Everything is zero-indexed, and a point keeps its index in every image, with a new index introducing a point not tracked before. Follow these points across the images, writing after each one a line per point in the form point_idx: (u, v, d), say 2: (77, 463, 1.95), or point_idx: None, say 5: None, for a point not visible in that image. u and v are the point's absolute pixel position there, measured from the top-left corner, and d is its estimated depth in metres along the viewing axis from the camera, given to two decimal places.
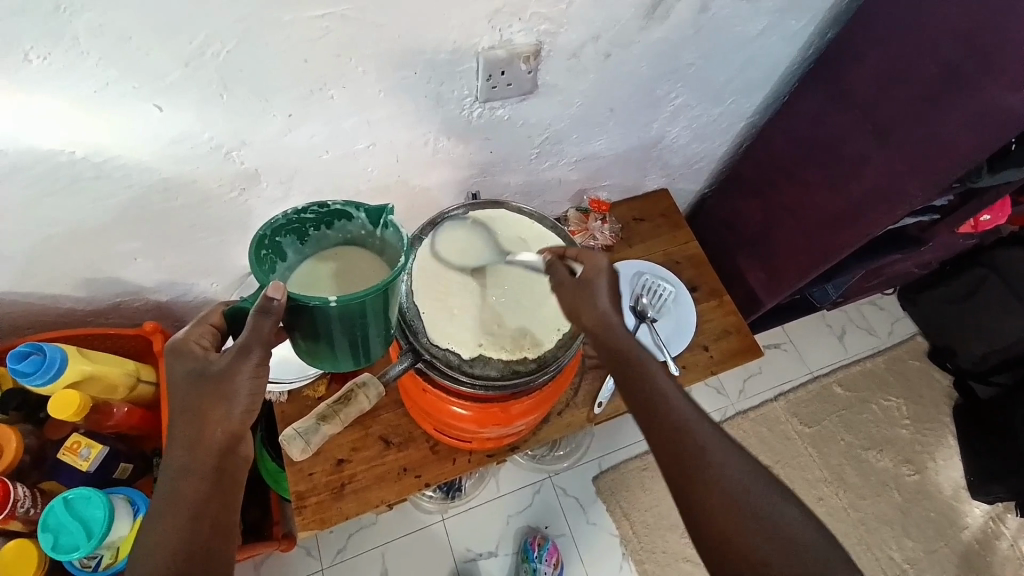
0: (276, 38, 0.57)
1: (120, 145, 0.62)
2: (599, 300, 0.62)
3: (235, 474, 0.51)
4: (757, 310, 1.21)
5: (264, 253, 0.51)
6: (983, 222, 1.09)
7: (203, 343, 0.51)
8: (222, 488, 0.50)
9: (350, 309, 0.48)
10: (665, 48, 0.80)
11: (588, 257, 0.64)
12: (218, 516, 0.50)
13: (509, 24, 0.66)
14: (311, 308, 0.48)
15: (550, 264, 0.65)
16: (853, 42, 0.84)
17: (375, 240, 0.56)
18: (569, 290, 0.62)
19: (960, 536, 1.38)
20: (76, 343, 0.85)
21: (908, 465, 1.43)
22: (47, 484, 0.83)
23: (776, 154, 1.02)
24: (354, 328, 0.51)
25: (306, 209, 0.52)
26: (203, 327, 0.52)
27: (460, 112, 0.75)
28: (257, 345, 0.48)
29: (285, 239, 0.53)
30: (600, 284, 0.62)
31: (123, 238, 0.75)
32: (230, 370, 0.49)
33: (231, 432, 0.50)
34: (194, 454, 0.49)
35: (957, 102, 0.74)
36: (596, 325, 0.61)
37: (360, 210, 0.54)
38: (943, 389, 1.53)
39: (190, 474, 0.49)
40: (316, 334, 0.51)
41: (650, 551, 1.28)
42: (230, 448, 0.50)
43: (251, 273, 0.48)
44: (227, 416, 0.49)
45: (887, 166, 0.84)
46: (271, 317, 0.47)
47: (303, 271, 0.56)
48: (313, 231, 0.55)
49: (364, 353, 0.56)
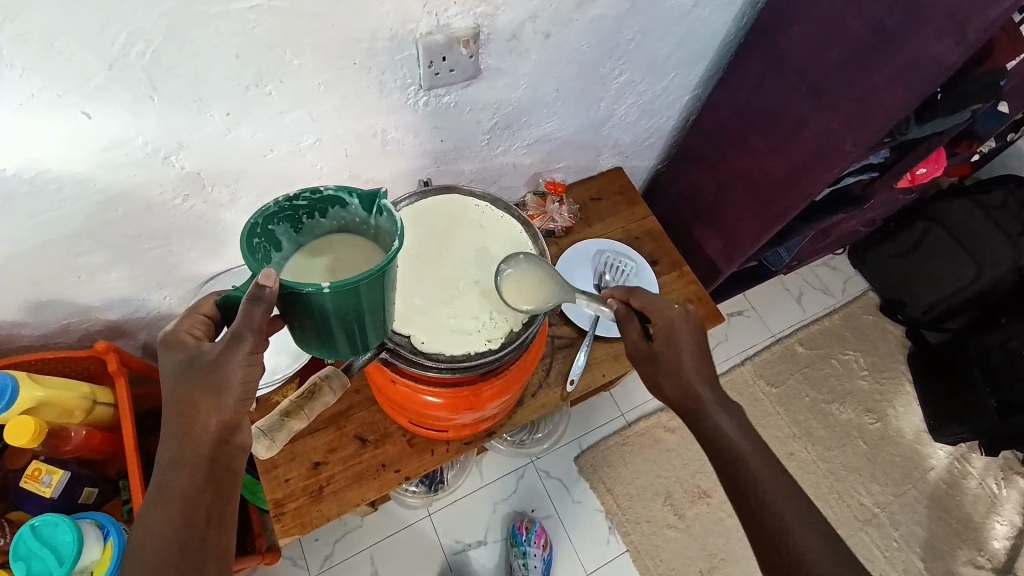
0: (205, 33, 0.55)
1: (53, 155, 0.60)
2: (686, 358, 0.66)
3: (230, 463, 0.49)
4: (717, 278, 1.25)
5: (257, 241, 0.50)
6: (920, 175, 1.14)
7: (195, 334, 0.51)
8: (216, 479, 0.49)
9: (342, 295, 0.47)
10: (604, 25, 0.81)
11: (655, 309, 0.69)
12: (211, 508, 0.48)
13: (446, 7, 0.66)
14: (306, 295, 0.47)
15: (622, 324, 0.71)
16: (782, 10, 0.87)
17: (369, 228, 0.55)
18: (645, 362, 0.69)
19: (926, 477, 1.45)
20: (25, 369, 0.81)
21: (871, 414, 1.50)
22: (15, 513, 0.80)
23: (721, 124, 1.05)
24: (348, 316, 0.50)
25: (298, 195, 0.51)
26: (195, 317, 0.52)
27: (406, 100, 0.75)
28: (249, 332, 0.47)
29: (278, 227, 0.52)
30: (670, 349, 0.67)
31: (65, 257, 0.73)
32: (221, 359, 0.47)
33: (226, 421, 0.48)
34: (184, 446, 0.48)
35: (884, 56, 0.77)
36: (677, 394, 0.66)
37: (353, 195, 0.52)
38: (897, 339, 1.60)
39: (182, 465, 0.47)
40: (311, 323, 0.51)
41: (636, 523, 1.31)
42: (225, 437, 0.49)
43: (244, 261, 0.47)
44: (218, 406, 0.48)
45: (824, 126, 0.88)
46: (264, 305, 0.45)
47: (298, 261, 0.55)
48: (307, 219, 0.54)
49: (361, 341, 0.56)
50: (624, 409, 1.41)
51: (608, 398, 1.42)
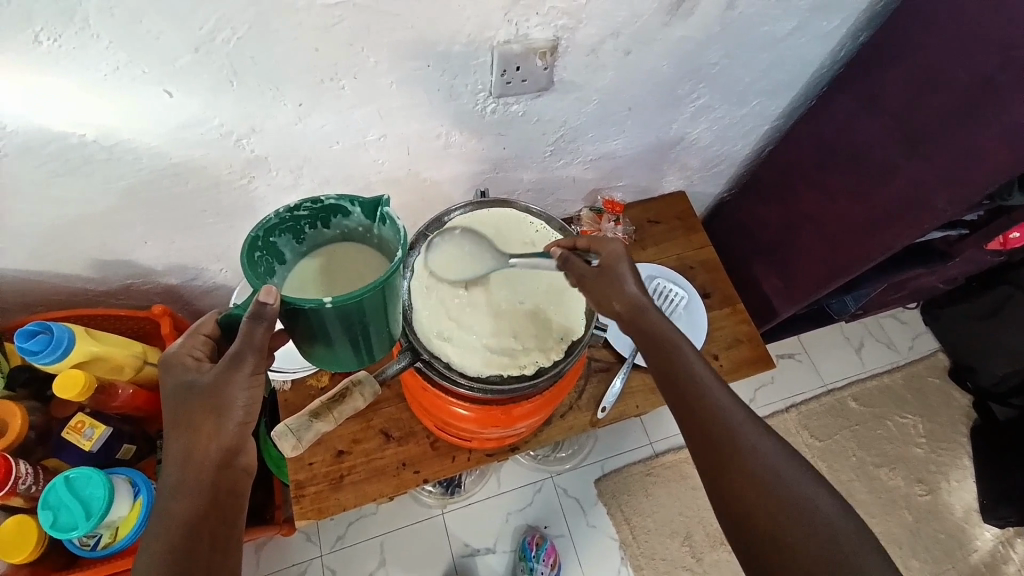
0: (288, 25, 0.56)
1: (130, 128, 0.62)
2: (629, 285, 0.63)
3: (232, 488, 0.50)
4: (772, 319, 1.19)
5: (258, 255, 0.50)
6: (1013, 239, 1.04)
7: (195, 355, 0.51)
8: (219, 505, 0.49)
9: (346, 309, 0.47)
10: (689, 47, 0.77)
11: (599, 244, 0.65)
12: (215, 534, 0.49)
13: (526, 17, 0.64)
14: (307, 311, 0.47)
15: (565, 259, 0.65)
16: (884, 49, 0.81)
17: (373, 237, 0.55)
18: (593, 283, 0.63)
19: (969, 560, 1.34)
20: (87, 323, 0.86)
21: (921, 485, 1.40)
22: (51, 462, 0.84)
23: (799, 159, 0.99)
24: (352, 327, 0.51)
25: (299, 207, 0.51)
26: (196, 337, 0.53)
27: (474, 106, 0.74)
28: (250, 353, 0.48)
29: (279, 239, 0.52)
30: (620, 269, 0.63)
31: (134, 223, 0.76)
32: (220, 381, 0.48)
33: (226, 446, 0.49)
34: (186, 471, 0.48)
35: (993, 113, 0.70)
36: (628, 309, 0.62)
37: (354, 204, 0.52)
38: (962, 408, 1.48)
39: (184, 492, 0.48)
40: (313, 336, 0.50)
41: (650, 557, 1.27)
42: (227, 462, 0.50)
43: (244, 278, 0.47)
44: (219, 431, 0.49)
45: (914, 178, 0.81)
46: (265, 322, 0.47)
47: (299, 272, 0.55)
48: (309, 229, 0.54)
49: (367, 352, 0.56)
50: (654, 439, 1.36)
51: (638, 425, 1.38)
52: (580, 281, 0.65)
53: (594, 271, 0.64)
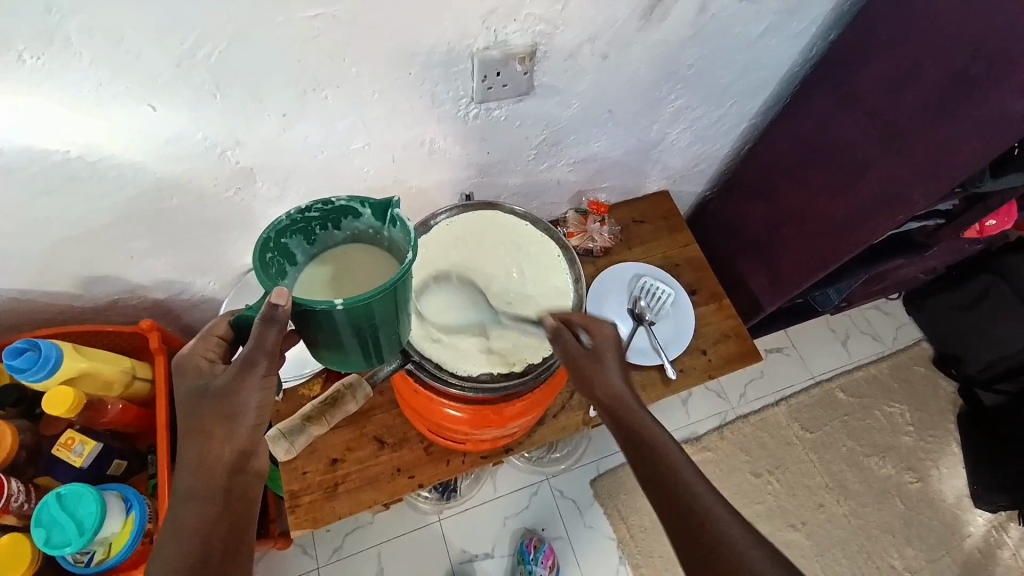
0: (270, 37, 0.57)
1: (115, 143, 0.63)
2: (611, 373, 0.62)
3: (244, 493, 0.51)
4: (758, 314, 1.21)
5: (270, 256, 0.51)
6: (989, 227, 1.07)
7: (208, 356, 0.52)
8: (232, 509, 0.50)
9: (355, 312, 0.48)
10: (665, 50, 0.79)
11: (593, 325, 0.64)
12: (229, 538, 0.49)
13: (505, 25, 0.66)
14: (318, 313, 0.47)
15: (557, 331, 0.62)
16: (857, 48, 0.83)
17: (383, 239, 0.55)
18: (584, 365, 0.61)
19: (961, 544, 1.37)
20: (75, 340, 0.86)
21: (912, 473, 1.42)
22: (42, 480, 0.83)
23: (779, 157, 1.01)
24: (362, 331, 0.51)
25: (310, 208, 0.52)
26: (209, 340, 0.53)
27: (457, 112, 0.75)
28: (262, 356, 0.48)
29: (291, 241, 0.53)
30: (608, 354, 0.62)
31: (120, 240, 0.76)
32: (232, 386, 0.49)
33: (240, 449, 0.50)
34: (199, 476, 0.49)
35: (965, 105, 0.73)
36: (612, 396, 0.61)
37: (365, 206, 0.53)
38: (948, 396, 1.51)
39: (196, 498, 0.48)
40: (323, 337, 0.51)
41: (648, 556, 1.27)
42: (239, 466, 0.50)
43: (257, 280, 0.48)
44: (231, 435, 0.49)
45: (890, 173, 0.83)
46: (276, 324, 0.46)
47: (308, 273, 0.56)
48: (320, 230, 0.55)
49: (376, 354, 0.57)
50: None
51: None
52: (568, 359, 0.62)
53: (586, 351, 0.62)
